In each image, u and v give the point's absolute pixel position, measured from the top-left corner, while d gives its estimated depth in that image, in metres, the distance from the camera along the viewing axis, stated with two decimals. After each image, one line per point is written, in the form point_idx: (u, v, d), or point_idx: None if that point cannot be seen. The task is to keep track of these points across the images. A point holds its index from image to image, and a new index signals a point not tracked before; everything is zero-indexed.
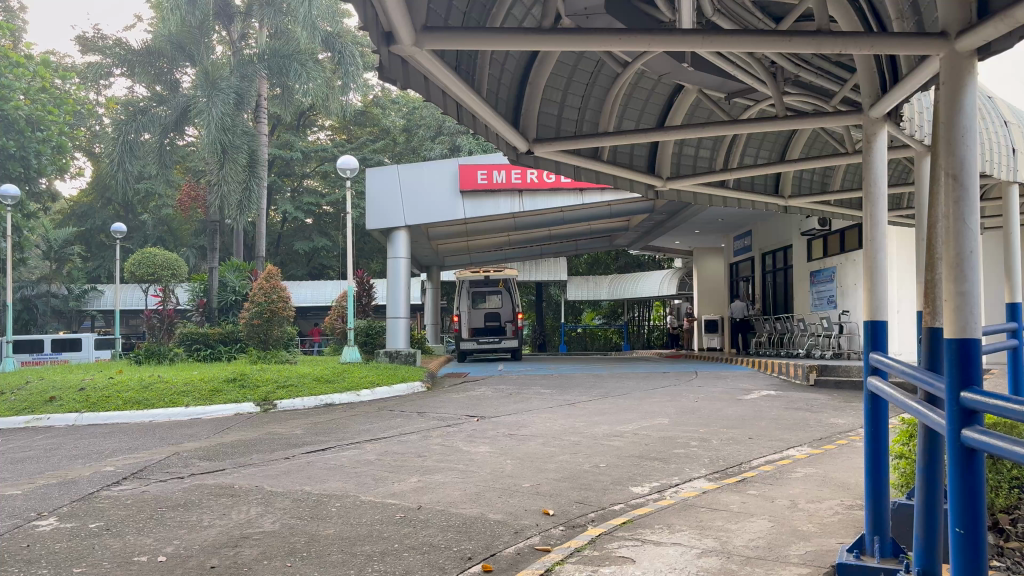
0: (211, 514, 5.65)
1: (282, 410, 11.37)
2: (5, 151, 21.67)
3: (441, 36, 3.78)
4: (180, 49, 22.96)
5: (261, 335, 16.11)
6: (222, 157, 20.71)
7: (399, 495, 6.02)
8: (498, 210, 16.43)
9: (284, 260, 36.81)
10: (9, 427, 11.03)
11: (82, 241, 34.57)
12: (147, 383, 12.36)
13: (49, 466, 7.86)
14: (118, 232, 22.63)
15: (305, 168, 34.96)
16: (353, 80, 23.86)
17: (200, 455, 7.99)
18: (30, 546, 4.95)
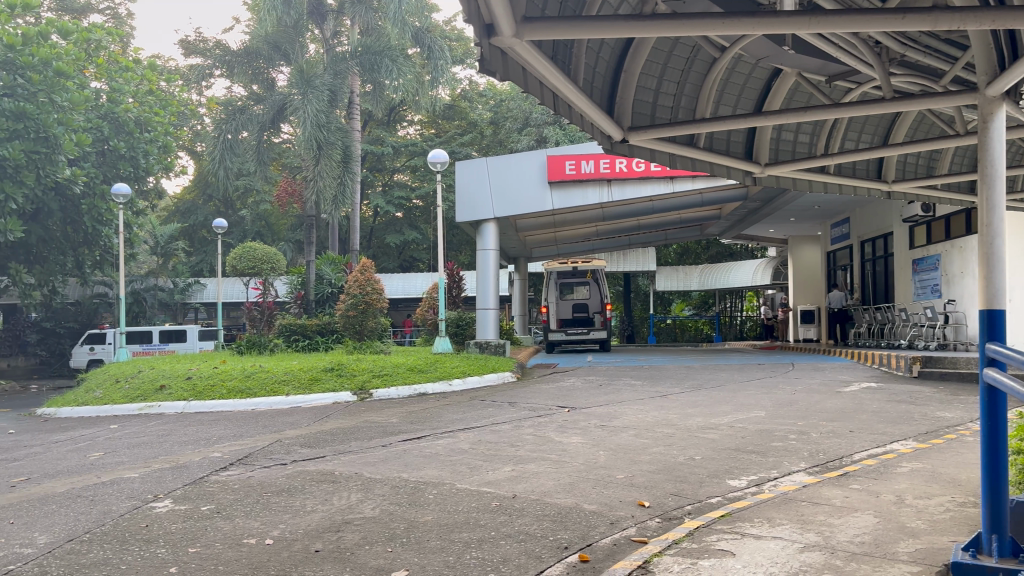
0: (314, 499, 5.83)
1: (377, 399, 11.65)
2: (116, 151, 22.68)
3: (542, 26, 3.81)
4: (276, 49, 23.72)
5: (357, 326, 16.47)
6: (317, 153, 21.23)
7: (494, 483, 6.08)
8: (587, 201, 16.22)
9: (376, 254, 37.56)
10: (124, 414, 11.70)
11: (185, 236, 35.94)
12: (249, 371, 12.83)
13: (161, 451, 8.25)
14: (219, 229, 23.34)
15: (395, 163, 35.59)
16: (442, 74, 24.09)
17: (302, 442, 8.25)
18: (148, 527, 5.22)
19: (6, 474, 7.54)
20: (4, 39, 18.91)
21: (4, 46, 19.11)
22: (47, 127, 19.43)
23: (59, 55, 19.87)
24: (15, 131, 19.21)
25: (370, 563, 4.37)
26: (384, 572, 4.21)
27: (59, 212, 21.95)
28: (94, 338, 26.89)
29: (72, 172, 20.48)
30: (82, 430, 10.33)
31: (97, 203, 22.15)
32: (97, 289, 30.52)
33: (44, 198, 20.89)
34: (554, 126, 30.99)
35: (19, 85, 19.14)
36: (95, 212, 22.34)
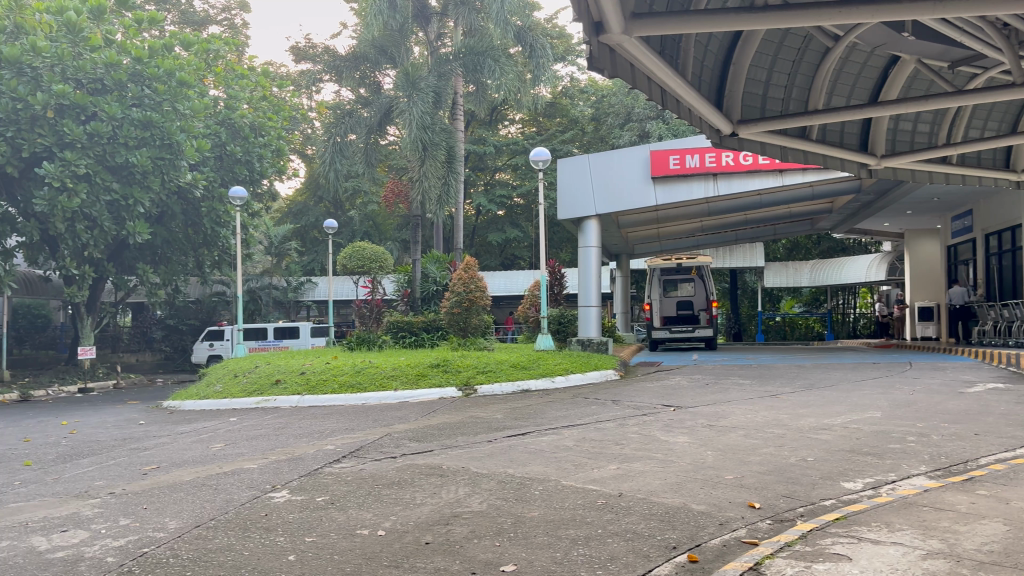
0: (423, 492, 5.96)
1: (482, 395, 11.80)
2: (233, 156, 23.65)
3: (652, 22, 4.26)
4: (382, 53, 24.28)
5: (461, 323, 16.71)
6: (423, 154, 21.64)
7: (600, 481, 6.08)
8: (692, 195, 15.87)
9: (478, 252, 37.98)
10: (243, 407, 12.28)
11: (298, 237, 37.28)
12: (359, 367, 13.19)
13: (279, 443, 8.62)
14: (329, 229, 23.90)
15: (497, 162, 35.88)
16: (544, 72, 24.15)
17: (410, 436, 8.45)
18: (269, 515, 5.46)
19: (138, 462, 8.02)
20: (132, 52, 20.05)
21: (133, 58, 20.25)
22: (171, 134, 20.47)
23: (181, 66, 20.89)
24: (143, 139, 20.33)
25: (479, 556, 4.44)
26: (493, 566, 4.27)
27: (181, 215, 23.07)
28: (213, 335, 28.20)
29: (193, 177, 21.52)
30: (204, 422, 10.88)
31: (216, 205, 23.14)
32: (216, 288, 31.95)
33: (168, 201, 22.00)
34: (657, 121, 30.59)
35: (147, 95, 20.22)
36: (213, 214, 23.33)
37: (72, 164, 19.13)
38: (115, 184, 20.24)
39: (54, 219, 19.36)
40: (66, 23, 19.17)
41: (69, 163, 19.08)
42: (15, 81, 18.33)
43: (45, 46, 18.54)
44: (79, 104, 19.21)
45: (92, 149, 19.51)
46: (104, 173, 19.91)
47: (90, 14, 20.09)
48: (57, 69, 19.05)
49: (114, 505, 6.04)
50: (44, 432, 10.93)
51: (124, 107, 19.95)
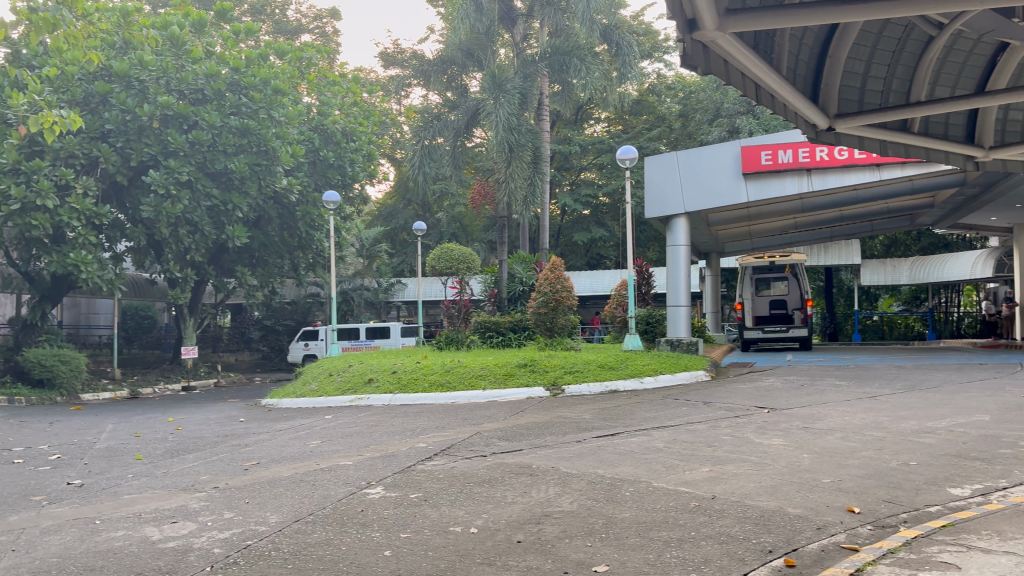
0: (514, 491, 6.01)
1: (570, 395, 11.81)
2: (326, 161, 24.24)
3: (745, 18, 4.31)
4: (470, 56, 24.51)
5: (548, 323, 16.74)
6: (509, 155, 21.77)
7: (692, 483, 6.00)
8: (784, 191, 15.38)
9: (564, 251, 38.03)
10: (337, 406, 12.62)
11: (387, 239, 38.02)
12: (449, 366, 13.35)
13: (373, 440, 8.81)
14: (417, 232, 24.19)
15: (583, 162, 35.79)
16: (631, 70, 23.96)
17: (500, 435, 8.53)
18: (364, 511, 5.59)
19: (239, 458, 8.33)
20: (230, 62, 20.81)
21: (231, 69, 21.01)
22: (267, 141, 21.16)
23: (276, 74, 21.52)
24: (241, 146, 21.13)
25: (571, 556, 4.45)
26: (585, 566, 4.28)
27: (277, 219, 23.87)
28: (308, 335, 29.03)
29: (288, 182, 22.18)
30: (301, 420, 11.22)
31: (310, 210, 23.74)
32: (311, 290, 32.89)
33: (265, 207, 22.78)
34: (746, 116, 29.94)
35: (244, 103, 20.88)
36: (308, 218, 23.95)
37: (175, 172, 20.04)
38: (215, 190, 21.13)
39: (159, 225, 20.31)
40: (170, 37, 19.99)
41: (172, 171, 20.00)
42: (124, 94, 19.26)
43: (151, 59, 19.40)
44: (182, 114, 20.08)
45: (194, 157, 20.41)
46: (204, 180, 20.80)
47: (191, 28, 20.97)
48: (162, 81, 19.89)
49: (218, 499, 6.30)
50: (152, 428, 11.47)
51: (223, 116, 20.70)
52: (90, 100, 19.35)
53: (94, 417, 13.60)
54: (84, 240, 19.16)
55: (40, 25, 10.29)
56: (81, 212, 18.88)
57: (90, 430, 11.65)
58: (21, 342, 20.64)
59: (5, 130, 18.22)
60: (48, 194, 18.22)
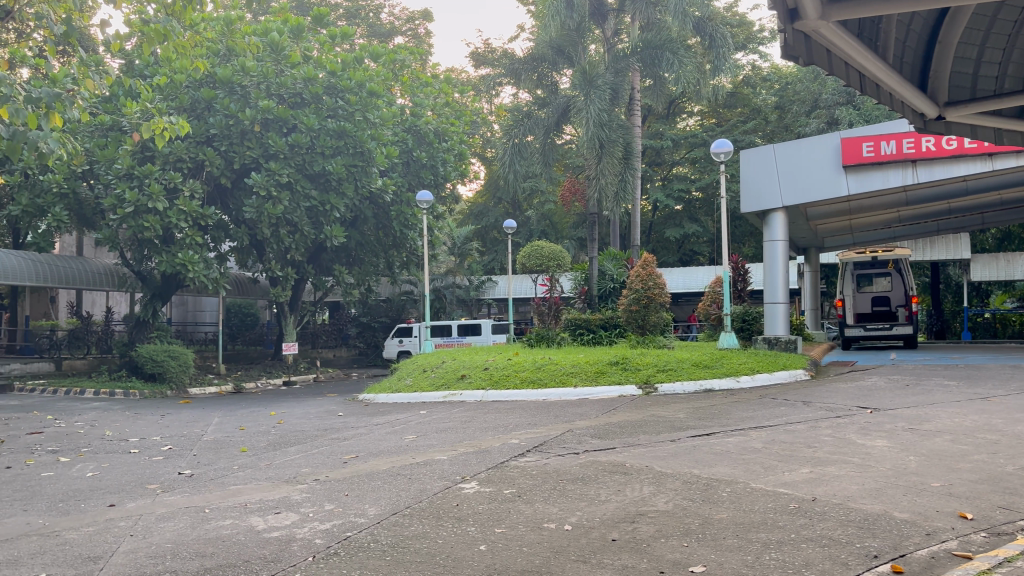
0: (608, 489, 5.98)
1: (663, 394, 11.69)
2: (419, 161, 24.60)
3: (849, 5, 4.20)
4: (560, 53, 24.42)
5: (640, 321, 16.60)
6: (600, 151, 21.62)
7: (791, 485, 5.86)
8: (888, 185, 14.63)
9: (655, 248, 37.59)
10: (431, 401, 12.85)
11: (478, 237, 38.33)
12: (540, 363, 13.41)
13: (465, 436, 8.91)
14: (508, 230, 24.26)
15: (675, 156, 35.29)
16: (724, 62, 23.51)
17: (593, 433, 8.50)
18: (459, 505, 5.67)
19: (338, 451, 8.56)
20: (327, 66, 21.28)
21: (328, 72, 21.47)
22: (362, 143, 21.58)
23: (371, 76, 21.88)
24: (338, 148, 21.63)
25: (667, 556, 4.41)
26: (682, 566, 4.23)
27: (373, 219, 24.39)
28: (402, 332, 29.57)
29: (383, 182, 22.54)
30: (396, 415, 11.46)
31: (404, 209, 24.11)
32: (404, 288, 33.48)
33: (361, 206, 23.29)
34: (846, 107, 28.93)
35: (340, 106, 21.35)
36: (402, 217, 24.34)
37: (276, 174, 20.71)
38: (314, 191, 21.78)
39: (261, 225, 21.08)
40: (270, 43, 20.66)
41: (273, 173, 20.67)
42: (227, 100, 20.07)
43: (253, 65, 20.13)
44: (282, 118, 20.74)
45: (293, 159, 21.04)
46: (304, 181, 21.47)
47: (289, 33, 21.66)
48: (262, 86, 20.55)
49: (319, 491, 6.49)
50: (256, 422, 11.90)
51: (321, 118, 21.28)
52: (197, 106, 20.24)
53: (202, 411, 14.23)
54: (191, 241, 19.98)
55: (152, 36, 10.83)
56: (188, 213, 19.71)
57: (199, 423, 12.19)
58: (135, 339, 21.72)
59: (119, 137, 19.20)
60: (159, 197, 19.12)
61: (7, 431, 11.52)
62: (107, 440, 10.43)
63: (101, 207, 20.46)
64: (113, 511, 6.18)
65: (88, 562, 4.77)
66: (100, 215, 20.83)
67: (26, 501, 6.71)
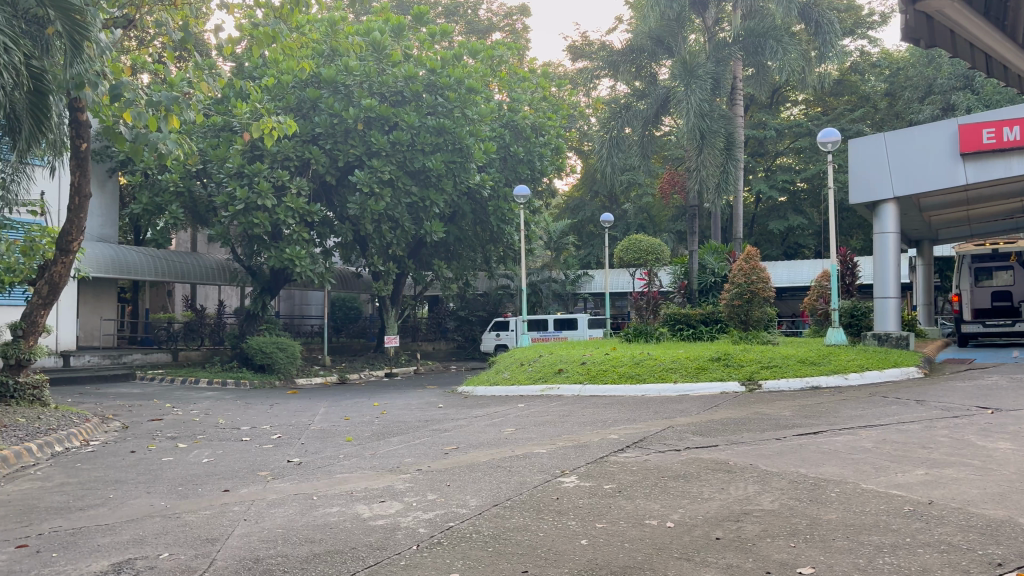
0: (711, 487, 5.88)
1: (767, 391, 11.41)
2: (516, 156, 24.68)
3: None
4: (660, 43, 24.01)
5: (742, 316, 16.26)
6: (701, 142, 21.25)
7: (905, 486, 5.62)
8: (1011, 174, 13.74)
9: (758, 241, 36.71)
10: (529, 395, 12.97)
11: (575, 231, 38.26)
12: (638, 358, 13.30)
13: (564, 430, 8.91)
14: (605, 223, 24.06)
15: (778, 147, 34.35)
16: (831, 49, 22.80)
17: (694, 430, 8.35)
18: (560, 499, 5.68)
19: (440, 442, 8.70)
20: (427, 64, 21.53)
21: (428, 70, 21.75)
22: (461, 139, 21.78)
23: (470, 72, 21.99)
24: (438, 145, 21.94)
25: (774, 556, 4.30)
26: (790, 567, 4.13)
27: (471, 214, 24.69)
28: (500, 326, 29.84)
29: (481, 178, 22.73)
30: (495, 408, 11.58)
31: (501, 204, 24.25)
32: (501, 282, 33.79)
33: (460, 202, 23.64)
34: (963, 91, 27.53)
35: (440, 103, 21.66)
36: (499, 212, 24.49)
37: (378, 171, 21.22)
38: (414, 187, 22.21)
39: (364, 221, 21.64)
40: (373, 43, 21.11)
41: (376, 170, 21.19)
42: (332, 99, 20.66)
43: (356, 65, 20.61)
44: (383, 115, 21.17)
45: (394, 156, 21.49)
46: (405, 178, 21.89)
47: (391, 33, 22.04)
48: (365, 86, 21.03)
49: (422, 481, 6.62)
50: (360, 412, 12.25)
51: (421, 116, 21.62)
52: (303, 106, 20.88)
53: (308, 400, 14.72)
54: (298, 237, 20.68)
55: (262, 39, 11.29)
56: (295, 210, 20.39)
57: (306, 412, 12.62)
58: (246, 331, 22.60)
59: (231, 137, 20.05)
60: (268, 194, 19.85)
61: (131, 416, 12.20)
62: (221, 427, 10.91)
63: (214, 205, 21.41)
64: (228, 495, 6.47)
65: (206, 543, 5.00)
66: (213, 212, 21.78)
67: (149, 483, 7.10)
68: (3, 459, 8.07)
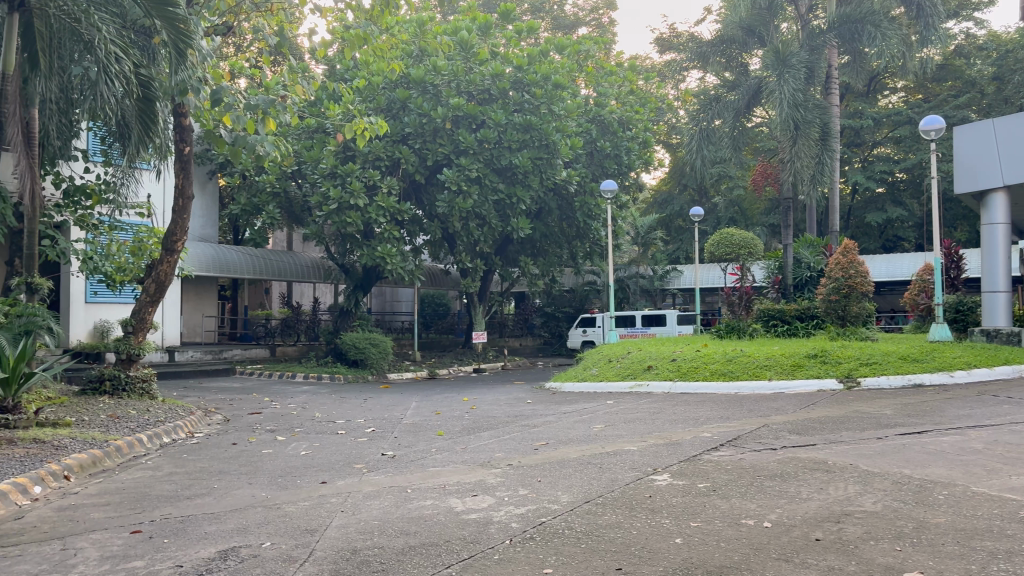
0: (810, 487, 5.72)
1: (867, 388, 11.04)
2: (603, 151, 24.56)
3: None
4: (751, 33, 23.47)
5: (840, 311, 15.76)
6: (795, 133, 20.68)
7: (1020, 490, 5.35)
8: None
9: (855, 234, 35.54)
10: (618, 392, 12.89)
11: (663, 226, 37.82)
12: (731, 354, 13.04)
13: (655, 427, 8.81)
14: (695, 217, 23.67)
15: (876, 136, 33.14)
16: (934, 32, 21.89)
17: (790, 428, 8.14)
18: (653, 497, 5.62)
19: (530, 438, 8.72)
20: (514, 61, 21.61)
21: (515, 67, 21.82)
22: (548, 135, 21.75)
23: (557, 68, 21.92)
24: (524, 142, 21.98)
25: (878, 560, 4.16)
26: (895, 571, 3.98)
27: (557, 210, 24.69)
28: (587, 322, 29.73)
29: (568, 174, 22.70)
30: (584, 404, 11.54)
31: (588, 199, 24.14)
32: (588, 278, 33.67)
33: (546, 198, 23.70)
34: None
35: (526, 100, 21.67)
36: (586, 208, 24.35)
37: (466, 169, 21.43)
38: (502, 184, 22.36)
39: (453, 219, 21.87)
40: (460, 42, 21.29)
41: (463, 169, 21.41)
42: (421, 99, 20.95)
43: (444, 64, 20.86)
44: (471, 114, 21.38)
45: (482, 154, 21.64)
46: (492, 175, 22.05)
47: (478, 31, 22.16)
48: (453, 84, 21.30)
49: (513, 476, 6.65)
50: (451, 407, 12.40)
51: (508, 113, 21.69)
52: (393, 106, 21.25)
53: (400, 395, 14.98)
54: (389, 235, 21.09)
55: (353, 41, 11.55)
56: (386, 209, 20.78)
57: (398, 407, 12.84)
58: (340, 327, 23.14)
59: (324, 138, 20.54)
60: (360, 194, 20.28)
61: (232, 410, 12.65)
62: (318, 421, 11.21)
63: (309, 205, 22.00)
64: (326, 487, 6.64)
65: (307, 534, 5.15)
66: (308, 212, 22.36)
67: (251, 475, 7.35)
68: (117, 448, 8.50)
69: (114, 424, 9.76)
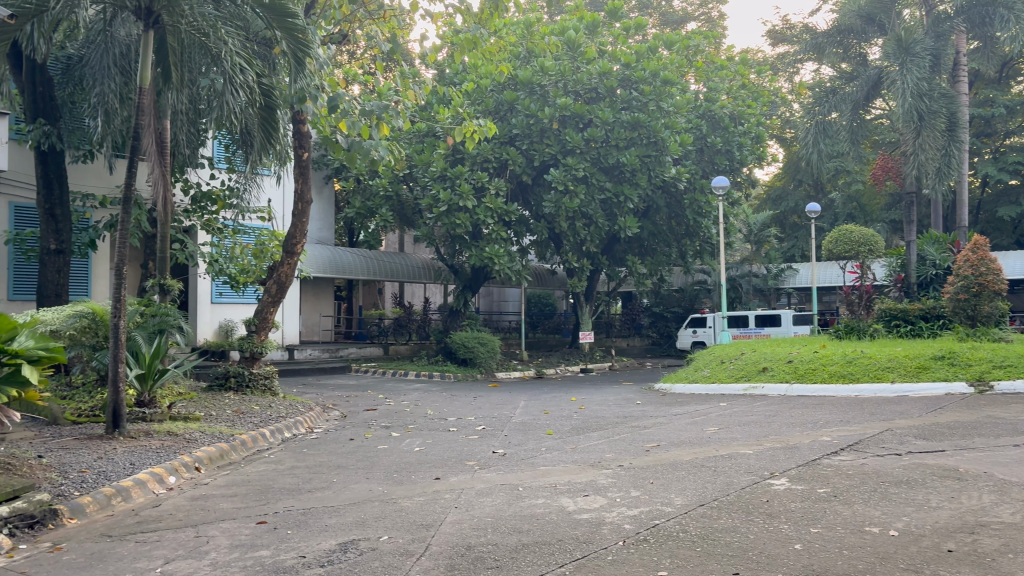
0: (939, 495, 5.44)
1: (1000, 393, 10.42)
2: (714, 147, 23.99)
3: None
4: (870, 21, 22.49)
5: (970, 311, 14.92)
6: (919, 124, 19.73)
7: None
8: None
9: (985, 229, 33.60)
10: (731, 393, 12.60)
11: (777, 223, 36.76)
12: (851, 356, 12.53)
13: (771, 431, 8.56)
14: (811, 214, 22.89)
15: (1009, 125, 31.20)
16: None
17: (917, 433, 7.77)
18: (770, 502, 5.47)
19: (640, 439, 8.62)
20: (621, 59, 21.43)
21: (622, 65, 21.60)
22: (656, 132, 21.50)
23: (665, 64, 21.64)
24: (632, 140, 21.79)
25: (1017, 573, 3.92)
26: None
27: (666, 208, 24.44)
28: (697, 322, 29.22)
29: (677, 171, 22.34)
30: (696, 406, 11.34)
31: (697, 197, 23.66)
32: (698, 277, 33.08)
33: (654, 196, 23.49)
34: None
35: (634, 97, 21.47)
36: (696, 206, 23.92)
37: (573, 169, 21.40)
38: (609, 183, 22.25)
39: (560, 219, 21.86)
40: (567, 42, 21.32)
41: (570, 168, 21.38)
42: (529, 100, 21.05)
43: (551, 64, 20.91)
44: (579, 113, 21.25)
45: (588, 153, 21.61)
46: (599, 174, 21.97)
47: (585, 30, 21.95)
48: (561, 84, 21.29)
49: (625, 477, 6.60)
50: (560, 406, 12.41)
51: (615, 111, 21.54)
52: (501, 108, 21.47)
53: (509, 394, 15.10)
54: (497, 236, 21.25)
55: (463, 45, 11.73)
56: (494, 210, 20.95)
57: (507, 406, 12.94)
58: (450, 326, 23.50)
59: (434, 142, 20.96)
60: (469, 196, 20.58)
61: (347, 406, 13.04)
62: (429, 419, 11.41)
63: (420, 207, 22.44)
64: (439, 483, 6.76)
65: (423, 528, 5.26)
66: (419, 214, 22.81)
67: (367, 469, 7.56)
68: (242, 442, 8.90)
69: (239, 419, 10.22)
